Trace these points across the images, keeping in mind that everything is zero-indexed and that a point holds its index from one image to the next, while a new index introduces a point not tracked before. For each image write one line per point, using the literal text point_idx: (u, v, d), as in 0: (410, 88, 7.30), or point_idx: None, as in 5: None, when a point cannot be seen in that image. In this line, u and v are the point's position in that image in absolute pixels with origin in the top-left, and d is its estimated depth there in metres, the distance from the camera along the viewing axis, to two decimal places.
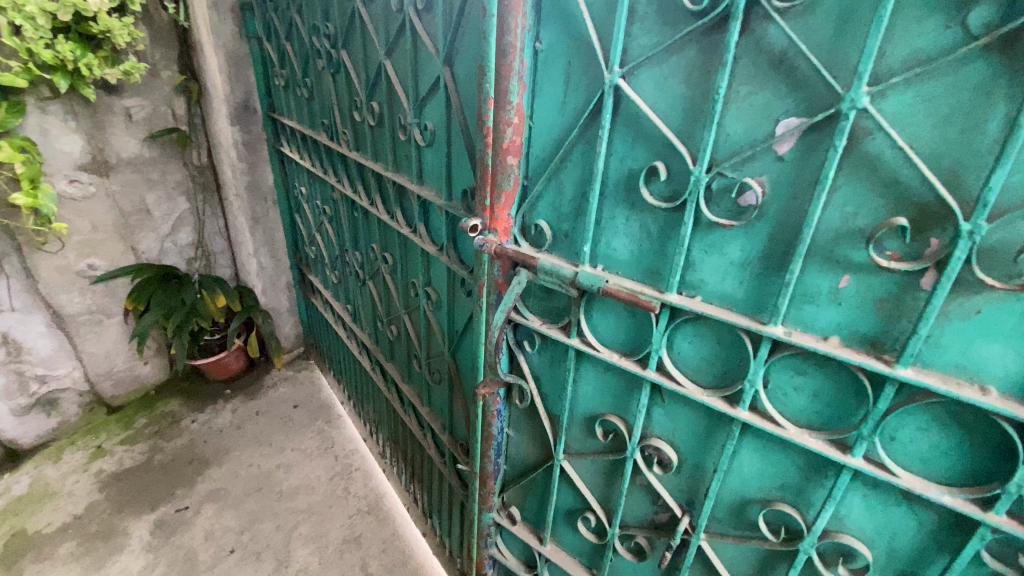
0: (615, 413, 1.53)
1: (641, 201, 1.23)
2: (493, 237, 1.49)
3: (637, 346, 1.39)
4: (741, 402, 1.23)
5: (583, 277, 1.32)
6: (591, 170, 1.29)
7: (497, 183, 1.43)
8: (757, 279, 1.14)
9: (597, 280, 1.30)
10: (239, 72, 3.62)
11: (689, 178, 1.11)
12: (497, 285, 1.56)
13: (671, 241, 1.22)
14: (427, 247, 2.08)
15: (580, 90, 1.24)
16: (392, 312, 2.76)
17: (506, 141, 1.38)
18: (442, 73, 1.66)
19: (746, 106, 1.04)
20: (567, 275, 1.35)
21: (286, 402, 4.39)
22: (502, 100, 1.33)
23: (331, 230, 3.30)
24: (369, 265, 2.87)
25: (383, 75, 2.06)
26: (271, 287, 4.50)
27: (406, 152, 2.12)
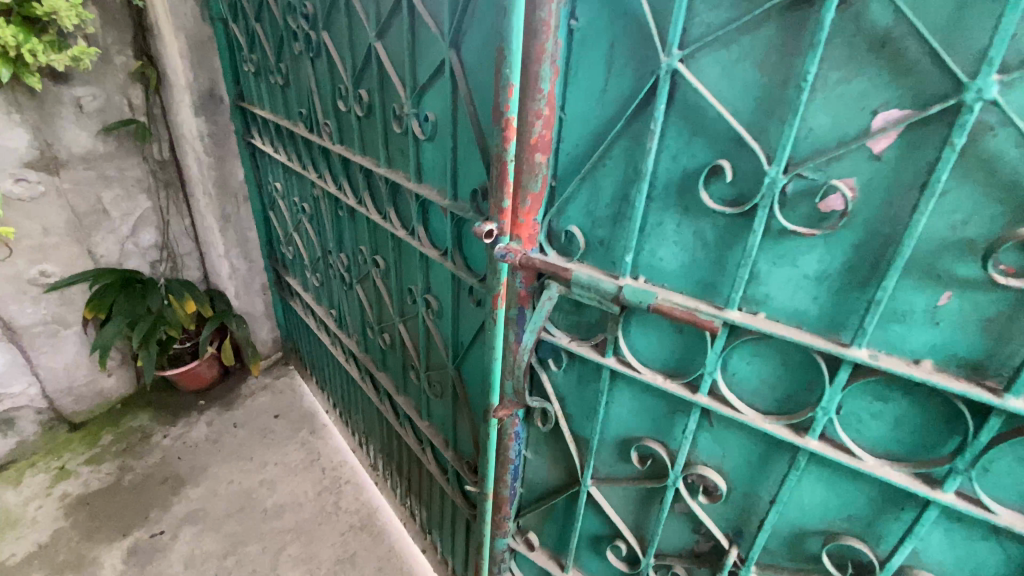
0: (654, 437, 1.38)
1: (698, 206, 1.07)
2: (515, 245, 1.31)
3: (683, 367, 1.24)
4: (810, 431, 1.09)
5: (628, 292, 1.14)
6: (636, 170, 1.12)
7: (521, 184, 1.25)
8: (836, 294, 0.99)
9: (646, 297, 1.12)
10: (203, 58, 3.30)
11: (763, 179, 0.95)
12: (520, 298, 1.39)
13: (732, 251, 1.06)
14: (428, 252, 1.87)
15: (625, 77, 1.07)
16: (384, 319, 2.54)
17: (533, 136, 1.19)
18: (447, 57, 1.45)
19: (835, 96, 0.89)
20: (609, 291, 1.17)
21: (266, 412, 4.12)
22: (529, 89, 1.14)
23: (312, 231, 3.04)
24: (356, 268, 2.64)
25: (373, 59, 1.83)
26: (245, 290, 4.20)
27: (401, 146, 1.90)
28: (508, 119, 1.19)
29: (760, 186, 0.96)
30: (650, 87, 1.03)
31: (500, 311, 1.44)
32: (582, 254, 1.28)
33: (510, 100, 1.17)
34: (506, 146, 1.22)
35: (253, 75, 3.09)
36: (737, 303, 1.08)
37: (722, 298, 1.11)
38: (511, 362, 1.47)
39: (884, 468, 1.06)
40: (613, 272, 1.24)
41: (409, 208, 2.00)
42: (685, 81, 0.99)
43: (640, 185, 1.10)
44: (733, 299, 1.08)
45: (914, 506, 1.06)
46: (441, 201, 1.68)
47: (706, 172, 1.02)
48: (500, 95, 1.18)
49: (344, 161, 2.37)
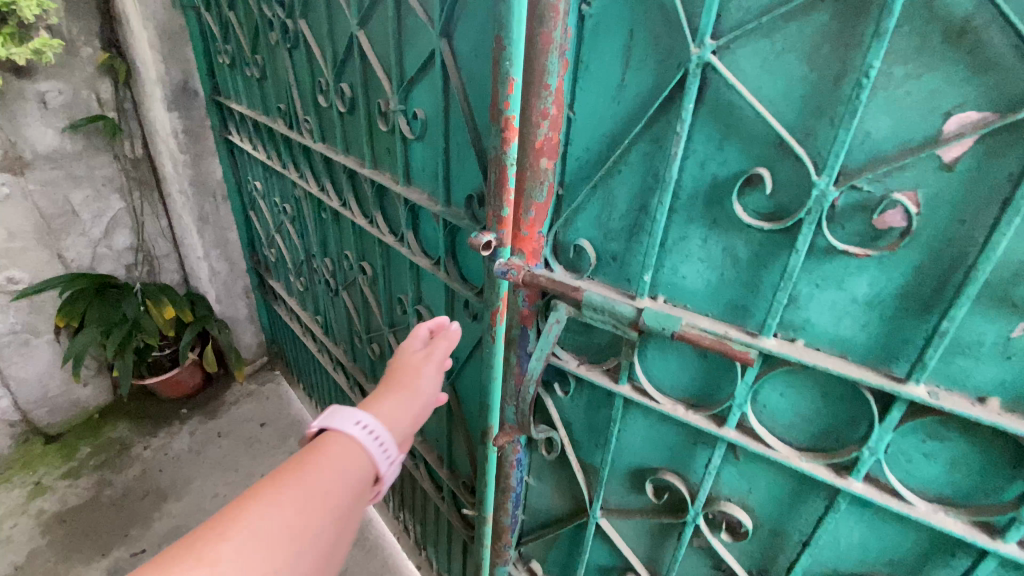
0: (671, 469, 1.25)
1: (729, 219, 0.93)
2: (518, 261, 1.17)
3: (708, 397, 1.11)
4: (854, 473, 0.97)
5: (648, 317, 1.00)
6: (657, 179, 0.98)
7: (525, 193, 1.10)
8: (889, 322, 0.87)
9: (669, 323, 0.98)
10: (175, 49, 3.09)
11: (810, 192, 0.82)
12: (522, 318, 1.25)
13: (768, 272, 0.93)
14: (420, 261, 1.71)
15: (645, 72, 0.93)
16: (373, 329, 2.38)
17: (539, 139, 1.05)
18: (438, 48, 1.30)
19: (899, 95, 0.75)
20: (626, 315, 1.03)
21: (251, 421, 3.94)
22: (533, 85, 1.00)
23: (295, 233, 2.87)
24: (342, 273, 2.47)
25: (356, 50, 1.66)
26: (227, 294, 4.00)
27: (388, 145, 1.73)
28: (508, 117, 1.02)
29: (807, 199, 0.83)
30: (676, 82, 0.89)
31: (496, 328, 1.27)
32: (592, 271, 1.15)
33: (510, 95, 1.00)
34: (506, 149, 1.05)
35: (228, 67, 2.89)
36: (773, 330, 0.95)
37: (755, 323, 0.98)
38: (513, 387, 1.34)
39: (936, 514, 0.95)
40: (628, 290, 1.11)
41: (397, 211, 1.84)
42: (718, 77, 0.85)
43: (662, 196, 0.96)
44: (768, 326, 0.95)
45: (968, 555, 0.95)
46: (432, 207, 1.53)
47: (740, 182, 0.88)
48: (498, 90, 1.01)
49: (326, 159, 2.19)
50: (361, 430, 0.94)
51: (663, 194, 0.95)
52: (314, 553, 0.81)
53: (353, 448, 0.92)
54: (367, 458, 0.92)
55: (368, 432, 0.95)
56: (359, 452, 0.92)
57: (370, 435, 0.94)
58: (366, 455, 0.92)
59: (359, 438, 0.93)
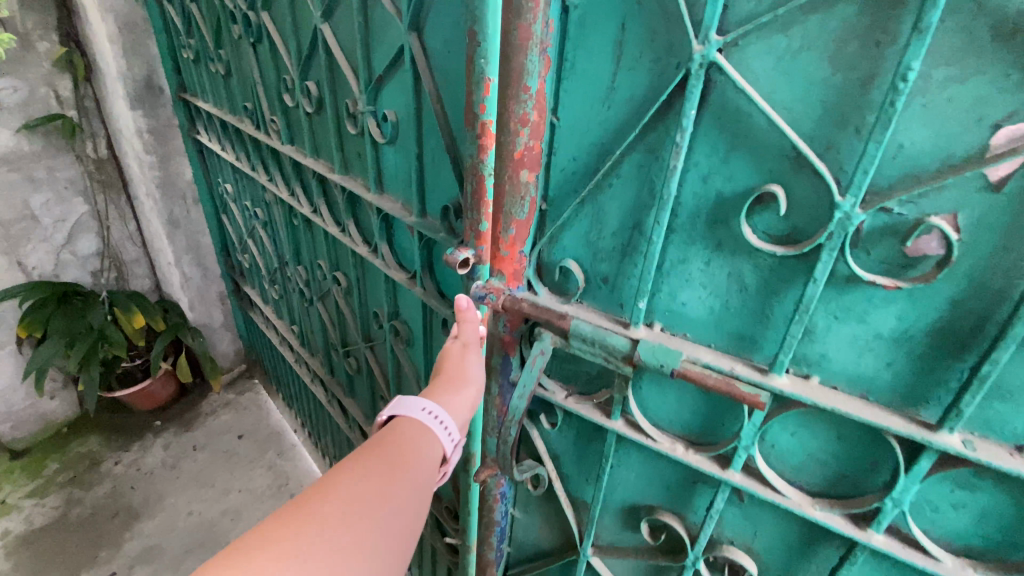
0: (668, 509, 1.14)
1: (736, 240, 0.81)
2: (497, 283, 1.05)
3: (709, 434, 1.00)
4: (875, 524, 0.87)
5: (644, 351, 0.88)
6: (653, 194, 0.86)
7: (503, 208, 0.98)
8: (916, 360, 0.77)
9: (668, 359, 0.86)
10: (137, 43, 2.90)
11: (832, 214, 0.70)
12: (504, 345, 1.12)
13: (780, 302, 0.82)
14: (395, 275, 1.55)
15: (638, 73, 0.80)
16: (350, 342, 2.23)
17: (517, 148, 0.92)
18: (406, 42, 1.14)
19: (939, 102, 0.64)
20: (619, 349, 0.91)
21: (228, 433, 3.76)
22: (509, 87, 0.87)
23: (267, 239, 2.70)
24: (317, 283, 2.32)
25: (320, 45, 1.51)
26: (200, 301, 3.81)
27: (358, 149, 1.58)
28: (484, 122, 0.92)
29: (828, 222, 0.71)
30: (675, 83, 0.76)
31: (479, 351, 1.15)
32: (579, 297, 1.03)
33: (485, 98, 0.91)
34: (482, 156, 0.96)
35: (194, 63, 2.71)
36: (786, 368, 0.84)
37: (764, 357, 0.87)
38: (496, 419, 1.22)
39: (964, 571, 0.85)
40: (621, 317, 0.99)
41: (370, 219, 1.66)
42: (726, 79, 0.73)
43: (659, 214, 0.83)
44: (780, 363, 0.83)
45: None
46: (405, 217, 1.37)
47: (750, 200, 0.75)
48: (472, 91, 0.91)
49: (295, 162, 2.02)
50: (426, 416, 0.93)
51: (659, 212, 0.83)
52: (396, 530, 0.76)
53: (420, 432, 0.91)
54: (433, 440, 0.91)
55: (434, 419, 0.94)
56: (426, 435, 0.91)
57: (435, 419, 0.94)
58: (432, 438, 0.92)
59: (426, 422, 0.92)
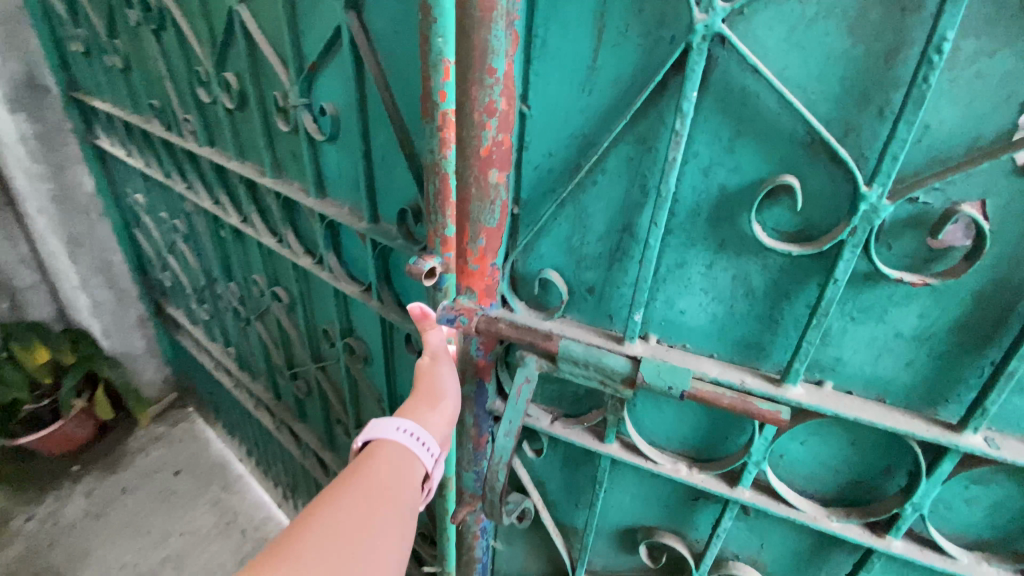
0: (667, 528, 1.05)
1: (742, 238, 0.72)
2: (468, 302, 0.91)
3: (712, 448, 0.92)
4: (893, 530, 0.81)
5: (648, 371, 0.75)
6: (646, 190, 0.75)
7: (469, 215, 0.84)
8: (936, 359, 0.71)
9: (678, 380, 0.73)
10: (11, 33, 2.44)
11: (857, 207, 0.61)
12: (477, 370, 0.98)
13: (791, 305, 0.73)
14: (345, 291, 1.21)
15: (625, 49, 0.68)
16: (296, 362, 1.86)
17: (483, 145, 0.78)
18: (343, 22, 0.89)
19: (966, 78, 0.56)
20: (619, 371, 0.78)
21: (161, 470, 3.11)
22: (467, 72, 0.73)
23: (190, 254, 2.20)
24: (252, 299, 1.91)
25: (236, 29, 1.10)
26: (116, 325, 3.20)
27: (292, 148, 1.16)
28: (445, 112, 0.76)
29: (853, 216, 0.62)
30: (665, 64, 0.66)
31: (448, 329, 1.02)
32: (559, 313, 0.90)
33: (445, 83, 0.74)
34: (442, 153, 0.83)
35: (84, 56, 2.31)
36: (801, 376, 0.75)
37: (773, 364, 0.79)
38: (472, 451, 1.10)
39: (980, 565, 0.80)
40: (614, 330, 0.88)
41: (312, 229, 1.27)
42: (732, 55, 0.63)
43: (657, 213, 0.71)
44: (795, 373, 0.74)
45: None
46: (354, 225, 1.08)
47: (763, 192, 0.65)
48: (428, 76, 0.74)
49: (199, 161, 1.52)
50: (405, 437, 0.76)
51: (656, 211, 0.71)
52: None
53: (401, 454, 0.74)
54: (415, 464, 0.75)
55: (416, 441, 0.77)
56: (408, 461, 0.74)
57: (415, 441, 0.77)
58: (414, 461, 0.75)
59: (404, 444, 0.75)
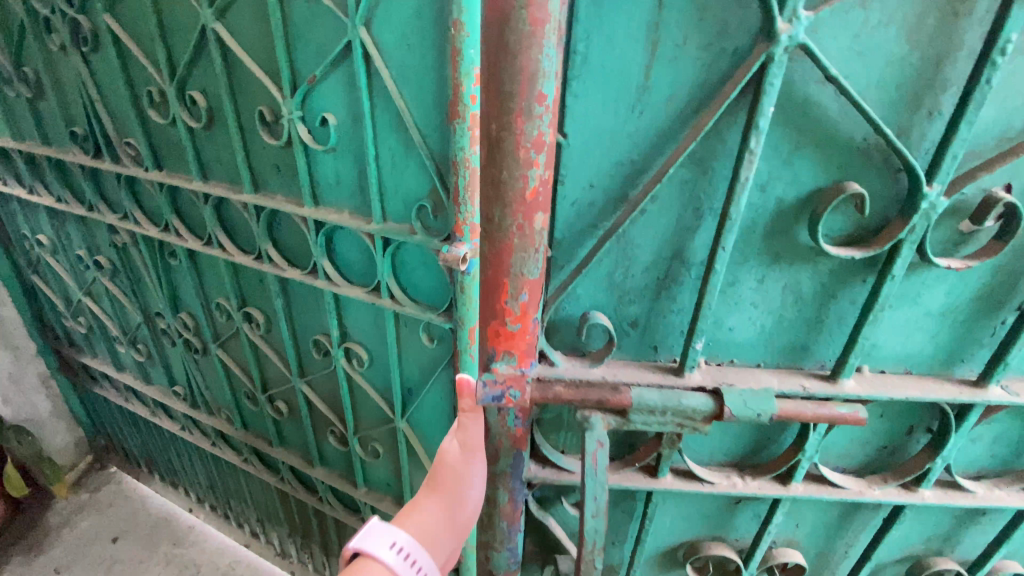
0: (709, 535, 1.09)
1: (793, 248, 0.75)
2: (506, 368, 0.79)
3: (755, 449, 0.96)
4: (925, 482, 0.91)
5: (733, 404, 0.76)
6: (700, 214, 0.76)
7: (509, 268, 0.74)
8: (958, 329, 0.80)
9: (764, 406, 0.76)
10: None
11: (918, 205, 0.66)
12: (514, 440, 0.85)
13: (837, 304, 0.79)
14: (348, 292, 1.02)
15: (683, 65, 0.68)
16: (271, 381, 1.35)
17: (529, 188, 0.70)
18: (354, 36, 0.80)
19: (1008, 76, 0.61)
20: (703, 410, 0.78)
21: (79, 546, 2.05)
22: (510, 99, 0.65)
23: (120, 291, 1.46)
24: (204, 313, 1.33)
25: (203, 45, 0.91)
26: (11, 386, 2.02)
27: (273, 163, 0.99)
28: (473, 115, 0.75)
29: (914, 212, 0.67)
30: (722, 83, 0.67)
31: (474, 346, 0.94)
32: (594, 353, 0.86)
33: (476, 88, 0.74)
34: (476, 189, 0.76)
35: None
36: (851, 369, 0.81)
37: (819, 363, 0.84)
38: (504, 530, 0.95)
39: (993, 493, 0.92)
40: (671, 360, 0.87)
41: (298, 231, 1.05)
42: (800, 62, 0.64)
43: (722, 236, 0.71)
44: (849, 367, 0.79)
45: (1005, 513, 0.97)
46: (360, 227, 0.94)
47: (833, 201, 0.67)
48: (457, 82, 0.73)
49: (134, 182, 1.18)
50: (392, 557, 0.56)
51: (721, 232, 0.71)
52: None
53: None
54: None
55: (409, 564, 0.57)
56: None
57: (407, 562, 0.57)
58: None
59: (386, 566, 0.55)
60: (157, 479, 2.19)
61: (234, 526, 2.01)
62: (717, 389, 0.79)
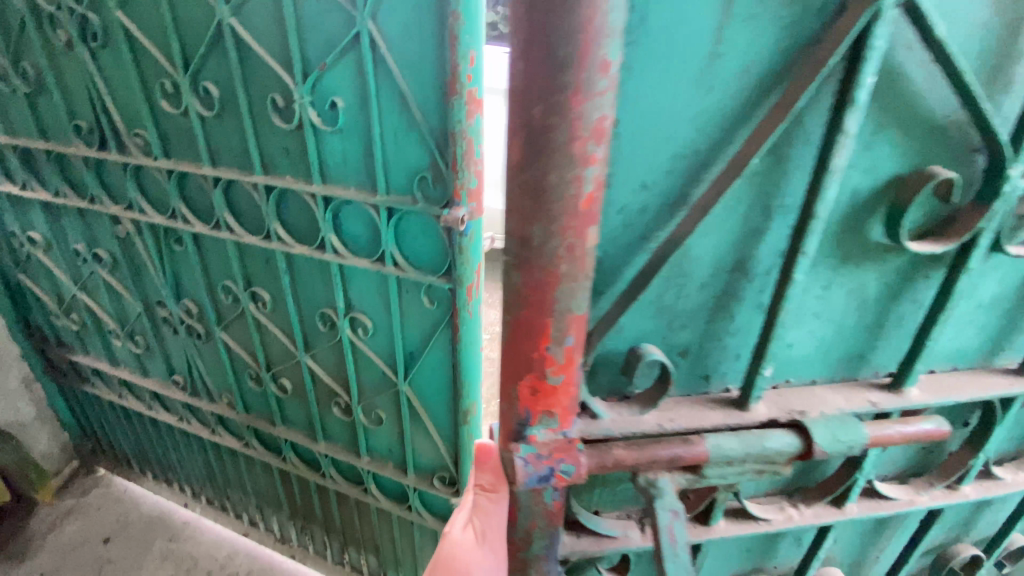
0: (748, 570, 0.98)
1: (863, 246, 0.66)
2: (546, 435, 0.57)
3: (806, 474, 0.84)
4: (966, 479, 0.85)
5: (824, 441, 0.63)
6: (768, 212, 0.62)
7: (553, 305, 0.51)
8: (1006, 318, 0.76)
9: (854, 436, 0.64)
10: None
11: (1004, 188, 0.59)
12: (550, 517, 0.62)
13: (899, 305, 0.71)
14: (356, 263, 1.02)
15: (755, 27, 0.53)
16: (274, 358, 1.35)
17: (584, 194, 0.47)
18: (361, 28, 0.81)
19: None
20: (788, 451, 0.63)
21: (67, 551, 1.94)
22: (565, 70, 0.42)
23: (120, 284, 1.45)
24: (207, 294, 1.32)
25: (215, 37, 0.91)
26: None
27: (281, 147, 0.99)
28: (472, 91, 0.80)
29: (997, 198, 0.60)
30: (811, 57, 0.53)
31: (473, 302, 0.99)
32: (641, 395, 0.67)
33: (472, 68, 0.79)
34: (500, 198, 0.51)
35: None
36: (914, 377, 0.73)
37: (876, 369, 0.76)
38: None
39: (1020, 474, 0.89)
40: (727, 390, 0.74)
41: (303, 206, 1.04)
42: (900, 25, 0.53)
43: (804, 239, 0.58)
44: (914, 374, 0.71)
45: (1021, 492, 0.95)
46: (365, 198, 0.95)
47: (920, 190, 0.59)
48: (455, 63, 0.78)
49: (139, 173, 1.18)
50: None
51: (803, 234, 0.58)
52: None
53: None
54: None
55: None
56: None
57: None
58: None
59: None
60: (150, 476, 2.11)
61: (232, 518, 1.97)
62: (796, 421, 0.66)
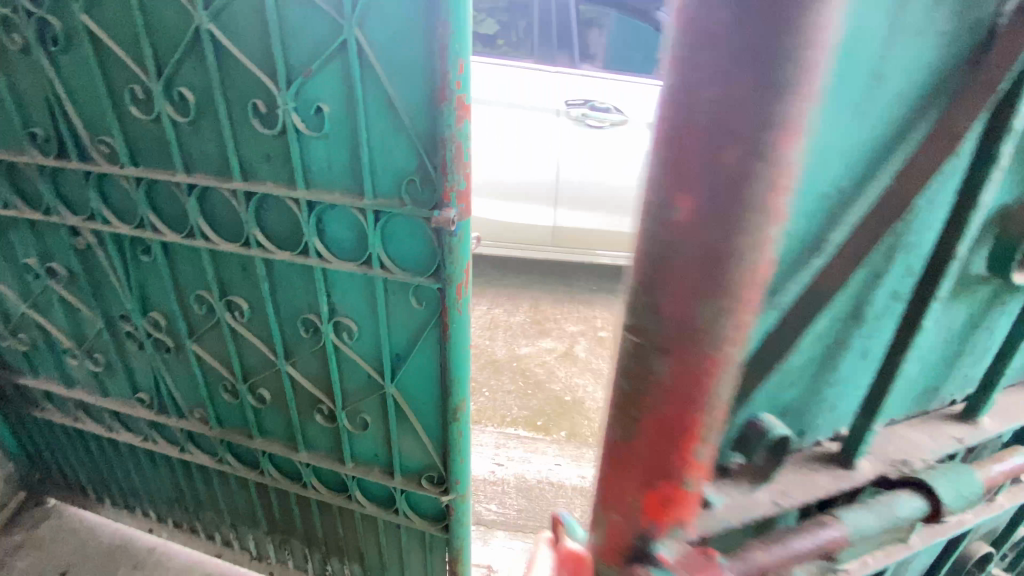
0: None
1: (964, 280, 0.61)
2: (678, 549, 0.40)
3: None
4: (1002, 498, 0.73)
5: (953, 502, 0.53)
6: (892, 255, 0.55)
7: (710, 396, 0.37)
8: None
9: (972, 487, 0.55)
10: None
11: None
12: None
13: (979, 334, 0.67)
14: (342, 267, 1.03)
15: (924, 44, 0.45)
16: (252, 368, 1.33)
17: (762, 262, 0.34)
18: (349, 35, 0.83)
19: None
20: (916, 518, 0.52)
21: None
22: (781, 100, 0.30)
23: (77, 299, 1.38)
24: (178, 305, 1.28)
25: (193, 42, 0.91)
26: None
27: (261, 153, 0.98)
28: (460, 97, 0.83)
29: None
30: (977, 79, 0.46)
31: (462, 301, 1.01)
32: (744, 467, 0.55)
33: (461, 75, 0.82)
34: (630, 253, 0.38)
35: None
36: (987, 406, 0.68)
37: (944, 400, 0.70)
38: None
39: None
40: (819, 446, 0.63)
41: (285, 212, 1.04)
42: None
43: (939, 284, 0.53)
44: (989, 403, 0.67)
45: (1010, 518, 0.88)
46: (351, 202, 0.96)
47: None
48: (445, 69, 0.82)
49: (103, 183, 1.14)
50: None
51: (937, 278, 0.53)
52: None
53: None
54: None
55: None
56: None
57: None
58: None
59: None
60: (108, 504, 1.96)
61: (202, 540, 1.88)
62: (914, 478, 0.55)
